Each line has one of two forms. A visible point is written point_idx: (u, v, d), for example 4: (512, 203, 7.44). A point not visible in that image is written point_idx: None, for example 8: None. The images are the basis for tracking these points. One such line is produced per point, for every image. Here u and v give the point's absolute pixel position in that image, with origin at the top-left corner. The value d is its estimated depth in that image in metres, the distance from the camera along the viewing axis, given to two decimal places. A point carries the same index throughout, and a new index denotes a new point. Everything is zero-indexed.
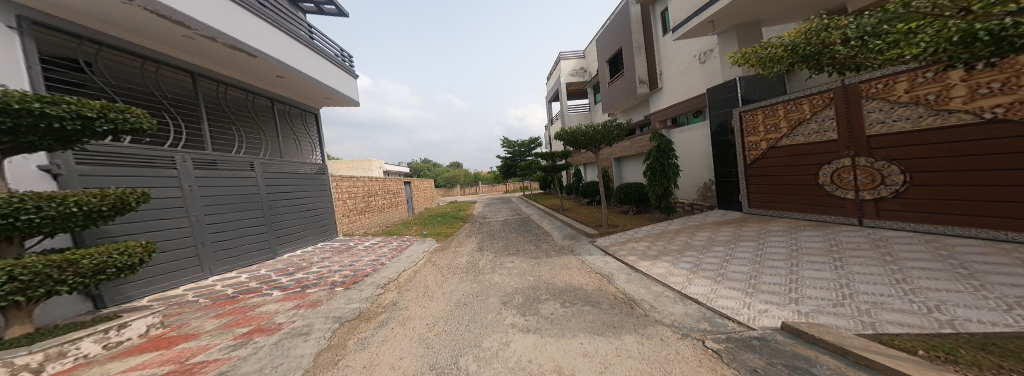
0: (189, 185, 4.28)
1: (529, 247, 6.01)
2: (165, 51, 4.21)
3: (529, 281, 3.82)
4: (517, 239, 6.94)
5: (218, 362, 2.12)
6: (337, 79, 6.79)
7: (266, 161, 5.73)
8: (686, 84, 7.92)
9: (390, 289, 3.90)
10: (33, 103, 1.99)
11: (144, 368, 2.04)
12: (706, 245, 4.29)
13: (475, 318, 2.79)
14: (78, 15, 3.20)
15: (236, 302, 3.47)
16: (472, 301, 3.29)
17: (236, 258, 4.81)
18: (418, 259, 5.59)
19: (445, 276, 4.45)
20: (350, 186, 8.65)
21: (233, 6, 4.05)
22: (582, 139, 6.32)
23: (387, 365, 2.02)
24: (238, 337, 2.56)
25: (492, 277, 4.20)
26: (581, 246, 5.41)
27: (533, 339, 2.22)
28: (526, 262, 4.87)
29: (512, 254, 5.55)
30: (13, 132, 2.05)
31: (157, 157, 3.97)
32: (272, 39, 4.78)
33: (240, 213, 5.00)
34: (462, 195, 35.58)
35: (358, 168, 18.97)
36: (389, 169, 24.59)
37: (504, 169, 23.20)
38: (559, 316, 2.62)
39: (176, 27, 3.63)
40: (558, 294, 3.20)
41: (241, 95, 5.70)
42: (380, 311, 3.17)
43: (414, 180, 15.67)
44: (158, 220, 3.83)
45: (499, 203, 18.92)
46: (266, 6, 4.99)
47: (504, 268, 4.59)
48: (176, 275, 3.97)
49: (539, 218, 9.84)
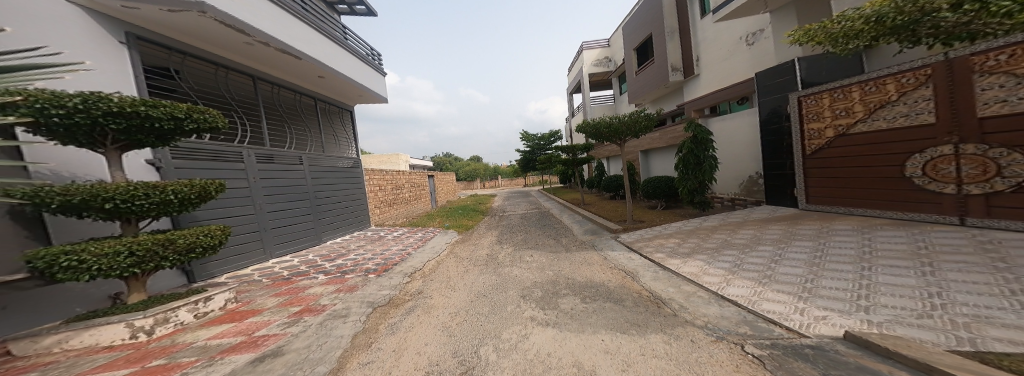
0: (254, 178, 4.68)
1: (548, 241, 5.97)
2: (232, 58, 4.57)
3: (550, 276, 3.80)
4: (535, 233, 6.92)
5: (277, 336, 2.34)
6: (368, 77, 7.04)
7: (312, 156, 6.12)
8: (729, 68, 7.39)
9: (415, 278, 4.07)
10: (139, 106, 2.34)
11: (222, 337, 2.33)
12: (750, 244, 4.02)
13: (495, 311, 2.81)
14: (164, 27, 3.57)
15: (291, 283, 3.77)
16: (491, 293, 3.34)
17: (292, 243, 5.24)
18: (441, 250, 5.79)
19: (465, 267, 4.54)
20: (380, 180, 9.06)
21: (281, 13, 4.31)
22: (606, 133, 6.11)
23: (414, 349, 2.12)
24: (292, 315, 2.78)
25: (511, 270, 4.23)
26: (604, 242, 5.29)
27: (551, 333, 2.22)
28: (544, 256, 4.87)
29: (532, 248, 5.57)
30: (126, 132, 2.43)
31: (229, 152, 4.40)
32: (314, 42, 5.05)
33: (294, 204, 5.41)
34: (483, 188, 36.19)
35: (386, 162, 19.73)
36: (414, 163, 25.54)
37: (524, 163, 23.22)
38: (579, 312, 2.59)
39: (239, 35, 3.95)
40: (578, 289, 3.17)
41: (291, 96, 6.11)
42: (407, 298, 3.30)
43: (437, 174, 16.11)
44: (232, 209, 4.25)
45: (519, 196, 18.88)
46: (307, 10, 5.27)
47: (524, 262, 4.60)
48: (246, 257, 4.38)
49: (559, 213, 9.74)
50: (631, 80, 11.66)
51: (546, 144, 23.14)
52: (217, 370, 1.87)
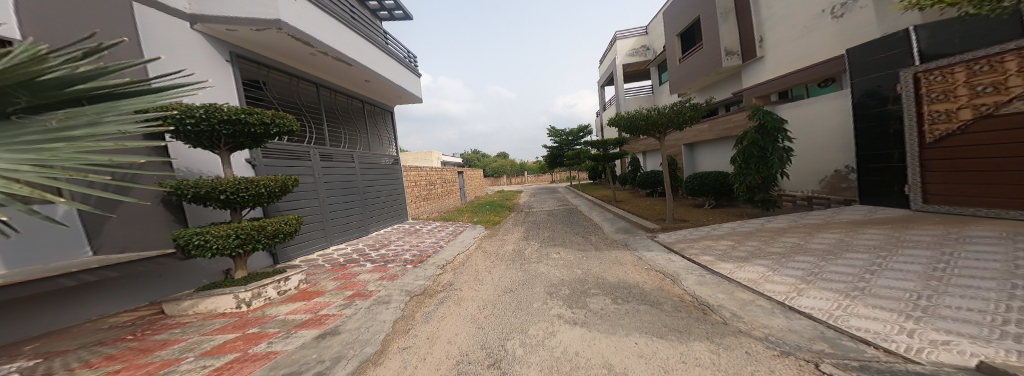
0: (320, 174, 5.32)
1: (576, 239, 5.84)
2: (303, 69, 5.27)
3: (579, 274, 3.72)
4: (563, 230, 6.81)
5: (334, 316, 2.67)
6: (407, 78, 7.49)
7: (363, 155, 6.76)
8: (802, 48, 6.56)
9: (447, 270, 4.20)
10: (239, 114, 2.78)
11: (296, 313, 2.75)
12: (834, 251, 3.51)
13: (521, 306, 2.81)
14: (253, 46, 4.31)
15: (345, 269, 4.13)
16: (518, 289, 3.33)
17: (349, 232, 5.85)
18: (470, 243, 5.95)
19: (493, 262, 4.60)
20: (415, 176, 9.47)
21: (336, 25, 4.82)
22: (642, 126, 5.79)
23: (445, 339, 2.21)
24: (346, 298, 3.12)
25: (538, 267, 4.21)
26: (637, 242, 5.05)
27: (580, 332, 2.16)
28: (572, 254, 4.78)
29: (560, 245, 5.48)
30: (230, 137, 2.91)
31: (302, 151, 5.06)
32: (362, 49, 5.52)
33: (350, 198, 6.03)
34: (510, 185, 36.38)
35: (420, 159, 20.58)
36: (444, 160, 26.38)
37: (551, 159, 22.91)
38: (609, 313, 2.50)
39: (305, 48, 4.51)
40: (608, 289, 3.07)
41: (348, 101, 6.83)
42: (440, 289, 3.42)
43: (467, 170, 16.47)
44: (304, 201, 4.88)
45: (546, 193, 18.72)
46: (357, 20, 5.75)
47: (550, 259, 4.55)
48: (313, 244, 4.99)
49: (588, 210, 9.49)
50: (676, 68, 11.04)
51: (575, 140, 22.62)
52: (293, 342, 2.21)
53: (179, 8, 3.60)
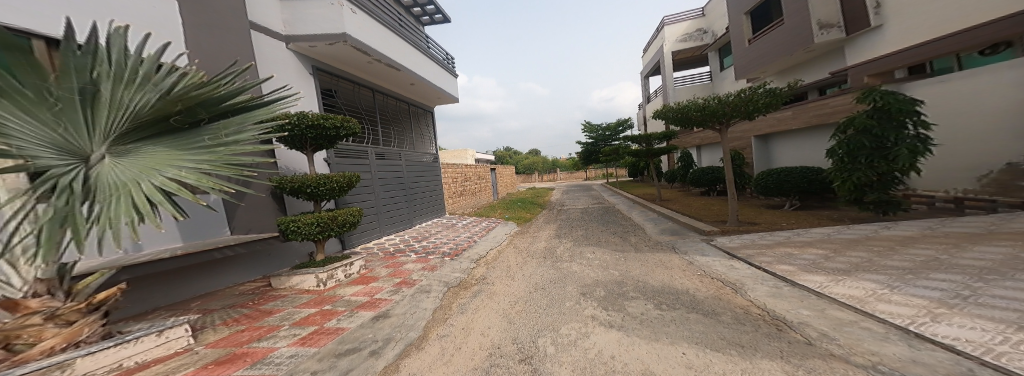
0: (375, 171, 6.10)
1: (613, 238, 5.60)
2: (361, 77, 6.15)
3: (614, 274, 3.63)
4: (598, 229, 6.55)
5: (385, 300, 3.17)
6: (444, 79, 8.19)
7: (409, 154, 7.51)
8: (933, 10, 5.25)
9: (480, 265, 4.30)
10: (319, 121, 3.66)
11: (359, 295, 3.40)
12: (959, 261, 2.82)
13: (553, 304, 2.77)
14: (327, 58, 5.24)
15: (394, 259, 4.89)
16: (550, 286, 3.29)
17: (396, 224, 6.59)
18: (502, 240, 5.96)
19: (524, 258, 4.60)
20: (451, 173, 9.82)
21: (387, 35, 5.64)
22: (695, 116, 5.29)
23: (479, 331, 2.33)
24: (395, 284, 3.69)
25: (570, 265, 4.11)
26: (678, 243, 4.76)
27: (617, 335, 2.07)
28: (608, 254, 4.58)
29: (593, 244, 5.34)
30: (311, 140, 3.84)
31: (362, 151, 5.86)
32: (407, 54, 6.31)
33: (398, 193, 6.78)
34: (542, 182, 36.05)
35: (455, 157, 21.20)
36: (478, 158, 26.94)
37: (586, 155, 22.20)
38: (653, 319, 2.34)
39: (365, 56, 5.33)
40: (650, 294, 2.89)
41: (398, 104, 7.71)
42: (474, 282, 3.60)
43: (497, 167, 16.64)
44: (363, 195, 5.66)
45: (580, 190, 18.19)
46: (403, 28, 6.55)
47: (583, 258, 4.47)
48: (369, 233, 5.75)
49: (626, 209, 9.06)
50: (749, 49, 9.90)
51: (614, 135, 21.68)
52: (353, 321, 2.68)
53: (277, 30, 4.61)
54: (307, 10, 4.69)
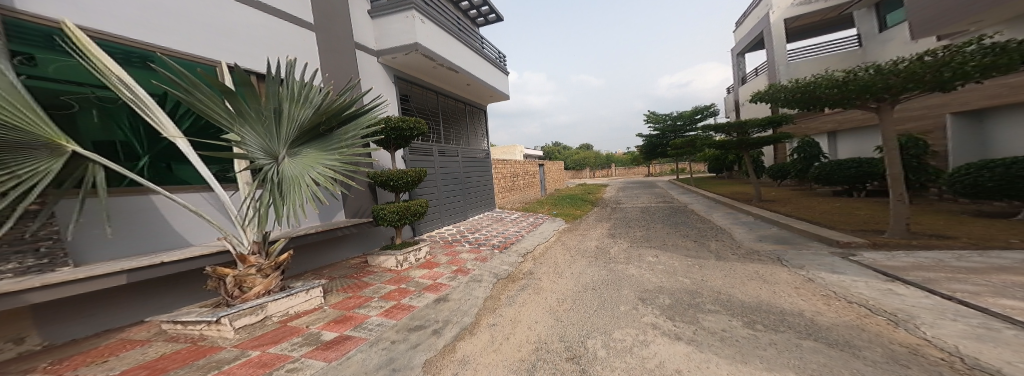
0: (438, 167, 6.61)
1: (675, 240, 5.24)
2: (427, 81, 6.71)
3: (674, 280, 3.47)
4: (658, 229, 6.14)
5: (441, 286, 3.69)
6: (498, 78, 8.41)
7: (467, 150, 7.95)
8: None
9: (527, 259, 4.80)
10: (397, 122, 4.16)
11: (427, 278, 3.94)
12: None
13: (605, 307, 2.90)
14: (402, 66, 5.86)
15: (451, 247, 5.32)
16: (602, 287, 3.44)
17: (456, 216, 7.07)
18: (550, 235, 6.30)
19: (573, 257, 4.81)
20: (503, 169, 10.21)
21: (448, 41, 6.05)
22: (827, 93, 4.15)
23: (527, 324, 2.68)
24: (453, 272, 4.16)
25: (626, 268, 4.07)
26: (760, 247, 4.22)
27: (684, 348, 1.98)
28: (674, 258, 4.25)
29: (654, 245, 5.05)
30: (394, 138, 4.32)
31: (428, 149, 6.39)
32: (465, 57, 6.66)
33: (458, 186, 7.26)
34: (594, 178, 34.77)
35: (507, 153, 21.70)
36: (527, 153, 27.17)
37: (648, 149, 20.50)
38: (729, 333, 2.16)
39: (430, 62, 5.77)
40: (731, 307, 2.63)
41: (459, 105, 8.21)
42: (522, 276, 4.09)
43: (548, 163, 16.67)
44: (429, 188, 6.20)
45: (638, 187, 17.07)
46: (462, 31, 6.89)
47: (642, 261, 4.29)
48: (434, 223, 6.29)
49: (705, 209, 8.06)
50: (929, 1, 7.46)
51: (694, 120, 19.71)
52: (419, 301, 3.27)
53: (369, 46, 5.39)
54: (391, 24, 5.38)
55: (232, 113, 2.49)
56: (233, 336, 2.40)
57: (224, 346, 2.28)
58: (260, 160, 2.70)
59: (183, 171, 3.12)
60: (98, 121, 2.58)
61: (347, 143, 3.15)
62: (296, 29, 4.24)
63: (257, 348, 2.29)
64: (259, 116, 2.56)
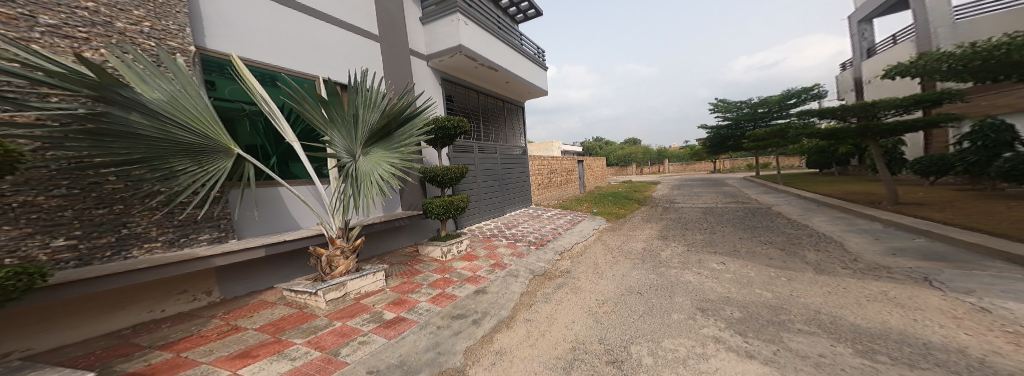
0: (478, 164, 6.68)
1: (740, 245, 4.61)
2: (469, 81, 6.82)
3: (747, 292, 3.00)
4: (718, 233, 5.49)
5: (479, 279, 3.72)
6: (537, 75, 8.22)
7: (506, 147, 7.92)
8: None
9: (564, 257, 4.70)
10: (448, 121, 4.34)
11: (470, 270, 4.00)
12: None
13: (653, 313, 2.67)
14: (447, 68, 6.03)
15: (490, 241, 5.36)
16: (648, 292, 3.19)
17: (494, 211, 7.12)
18: (589, 234, 6.09)
19: (615, 258, 4.57)
20: (541, 165, 10.06)
21: (489, 40, 6.07)
22: None
23: (563, 323, 2.60)
24: (492, 266, 4.17)
25: (680, 273, 3.70)
26: (884, 261, 3.38)
27: (759, 367, 1.71)
28: (741, 267, 3.72)
29: (719, 251, 4.46)
30: (440, 137, 4.47)
31: (469, 147, 6.47)
32: (505, 55, 6.62)
33: (497, 183, 7.29)
34: (640, 174, 32.51)
35: (544, 149, 21.33)
36: (567, 149, 26.45)
37: (716, 141, 18.25)
38: (819, 357, 1.79)
39: (472, 62, 5.85)
40: (820, 327, 2.21)
41: (498, 103, 8.21)
42: (558, 274, 4.00)
43: (588, 159, 16.00)
44: (469, 184, 6.30)
45: (698, 185, 15.30)
46: (501, 29, 6.84)
47: (704, 267, 3.83)
48: (473, 218, 6.40)
49: (801, 212, 6.72)
50: None
51: (786, 106, 17.13)
52: (460, 291, 3.35)
53: (419, 51, 5.64)
54: (438, 29, 5.55)
55: (325, 118, 2.89)
56: (326, 306, 2.83)
57: (318, 315, 2.71)
58: (344, 159, 3.07)
59: (296, 168, 3.80)
60: (248, 130, 3.40)
61: (407, 142, 3.28)
62: (366, 42, 4.71)
63: (338, 320, 2.64)
64: (344, 120, 2.95)
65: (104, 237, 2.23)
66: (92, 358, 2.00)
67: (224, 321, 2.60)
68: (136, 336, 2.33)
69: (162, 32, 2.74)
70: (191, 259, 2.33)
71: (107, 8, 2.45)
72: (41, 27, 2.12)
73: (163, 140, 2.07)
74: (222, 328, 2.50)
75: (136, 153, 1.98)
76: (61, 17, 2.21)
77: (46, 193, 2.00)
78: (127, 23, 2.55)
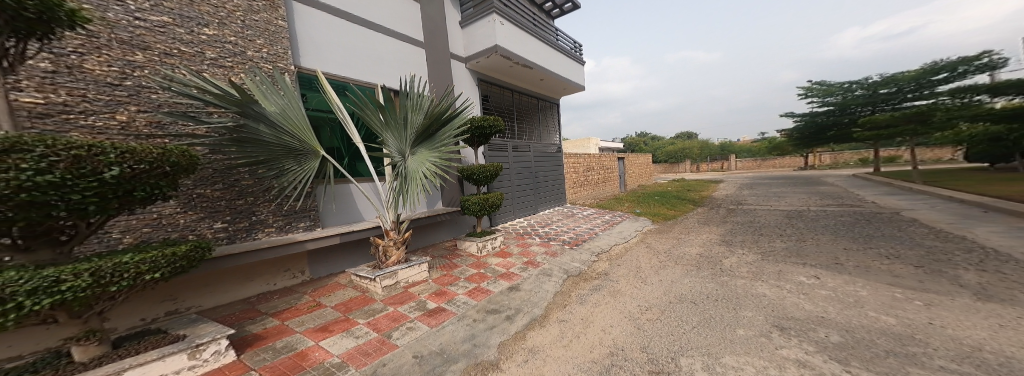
0: (512, 162, 6.57)
1: (831, 259, 3.75)
2: (504, 80, 6.70)
3: (852, 313, 2.41)
4: (797, 242, 4.57)
5: (513, 275, 3.61)
6: (574, 70, 7.81)
7: (540, 145, 7.69)
8: None
9: (602, 259, 4.36)
10: (490, 120, 4.32)
11: (506, 267, 3.91)
12: None
13: (711, 326, 2.31)
14: (484, 68, 5.97)
15: (523, 239, 5.24)
16: (704, 303, 2.77)
17: (527, 209, 6.98)
18: (630, 236, 5.60)
19: (662, 263, 4.09)
20: (578, 162, 9.58)
21: (524, 37, 5.89)
22: None
23: (600, 327, 2.40)
24: (526, 263, 4.03)
25: (748, 285, 3.16)
26: None
27: None
28: (835, 284, 3.02)
29: (809, 264, 3.68)
30: (477, 136, 4.46)
31: (503, 145, 6.38)
32: (540, 52, 6.39)
33: (530, 181, 7.14)
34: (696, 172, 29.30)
35: (579, 147, 20.23)
36: (608, 145, 25.11)
37: (812, 131, 15.59)
38: None
39: (507, 61, 5.71)
40: (956, 364, 1.67)
41: (532, 101, 7.98)
42: (595, 276, 3.70)
43: (631, 156, 14.86)
44: (503, 182, 6.24)
45: (773, 185, 13.08)
46: (535, 25, 6.61)
47: (787, 280, 3.21)
48: (506, 216, 6.33)
49: (951, 220, 5.15)
50: None
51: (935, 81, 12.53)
52: (495, 287, 3.28)
53: (459, 54, 5.63)
54: (476, 31, 5.51)
55: (380, 122, 3.08)
56: (382, 292, 3.01)
57: (376, 299, 2.91)
58: (395, 159, 3.23)
59: (364, 167, 4.14)
60: (328, 135, 3.81)
61: (447, 143, 3.29)
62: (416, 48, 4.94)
63: (392, 305, 2.79)
64: (396, 123, 3.12)
65: (242, 221, 2.80)
66: (232, 317, 2.55)
67: (312, 297, 2.96)
68: (260, 302, 2.87)
69: (273, 56, 3.30)
70: (287, 243, 2.73)
71: (243, 40, 3.10)
72: (207, 60, 2.86)
73: (278, 145, 2.56)
74: (310, 302, 2.85)
75: (260, 156, 2.51)
76: (218, 51, 2.93)
77: (211, 188, 2.64)
78: (254, 51, 3.16)
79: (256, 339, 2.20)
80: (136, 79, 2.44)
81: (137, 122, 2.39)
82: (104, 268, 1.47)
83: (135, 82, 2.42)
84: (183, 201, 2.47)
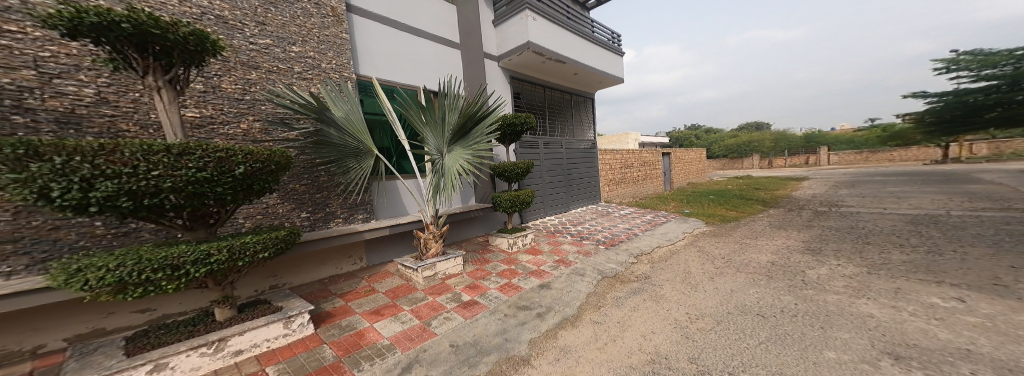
0: (543, 159, 6.34)
1: (973, 279, 2.77)
2: (535, 76, 6.47)
3: (1021, 349, 1.69)
4: (913, 255, 3.51)
5: (544, 273, 3.44)
6: (612, 62, 7.25)
7: (573, 141, 7.30)
8: None
9: (641, 261, 3.93)
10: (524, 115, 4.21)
11: (538, 264, 3.75)
12: None
13: (787, 344, 1.87)
14: (516, 66, 5.81)
15: (555, 237, 5.02)
16: (774, 318, 2.26)
17: (559, 207, 6.69)
18: (676, 238, 4.97)
19: (717, 269, 3.51)
20: (616, 159, 8.91)
21: (557, 31, 5.60)
22: None
23: (641, 332, 2.13)
24: (557, 262, 3.83)
25: (841, 302, 2.50)
26: None
27: None
28: (987, 310, 2.20)
29: (943, 283, 2.76)
30: (509, 133, 4.35)
31: (534, 142, 6.18)
32: (574, 45, 6.03)
33: (563, 178, 6.82)
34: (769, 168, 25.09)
35: (618, 143, 18.86)
36: (652, 140, 23.11)
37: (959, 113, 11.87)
38: None
39: (537, 57, 5.48)
40: None
41: (565, 96, 7.59)
42: (633, 278, 3.33)
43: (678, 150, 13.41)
44: (533, 180, 6.05)
45: (879, 184, 10.44)
46: (569, 18, 6.26)
47: (913, 301, 2.43)
48: (536, 213, 6.14)
49: None
50: None
51: None
52: (527, 283, 3.15)
53: (491, 52, 5.56)
54: (508, 28, 5.36)
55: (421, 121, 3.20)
56: (422, 283, 3.11)
57: (418, 288, 3.03)
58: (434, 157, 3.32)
59: (410, 165, 4.37)
60: (379, 135, 4.09)
61: (482, 140, 3.27)
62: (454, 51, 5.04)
63: (431, 295, 2.87)
64: (435, 122, 3.21)
65: (319, 213, 3.17)
66: (312, 295, 2.90)
67: (368, 282, 3.22)
68: (333, 283, 3.23)
69: (339, 67, 3.62)
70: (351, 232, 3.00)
71: (319, 54, 3.47)
72: (297, 75, 3.30)
73: (344, 146, 2.84)
74: (366, 287, 3.08)
75: (330, 156, 2.83)
76: (303, 65, 3.35)
77: (300, 183, 3.04)
78: (327, 64, 3.53)
79: (328, 316, 2.45)
80: (253, 93, 2.95)
81: (254, 129, 2.89)
82: (236, 245, 1.79)
83: (252, 96, 2.92)
84: (280, 196, 2.89)
